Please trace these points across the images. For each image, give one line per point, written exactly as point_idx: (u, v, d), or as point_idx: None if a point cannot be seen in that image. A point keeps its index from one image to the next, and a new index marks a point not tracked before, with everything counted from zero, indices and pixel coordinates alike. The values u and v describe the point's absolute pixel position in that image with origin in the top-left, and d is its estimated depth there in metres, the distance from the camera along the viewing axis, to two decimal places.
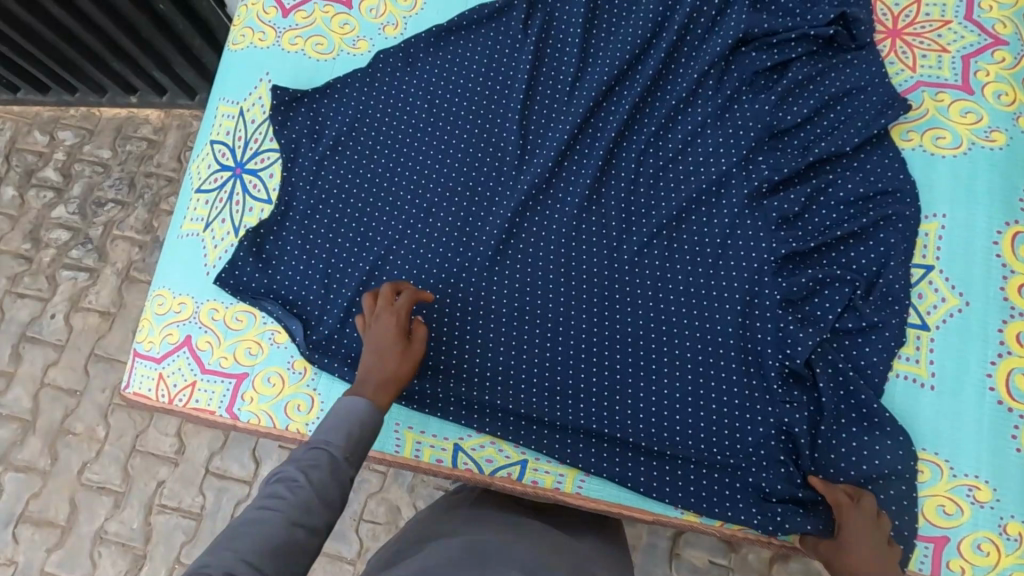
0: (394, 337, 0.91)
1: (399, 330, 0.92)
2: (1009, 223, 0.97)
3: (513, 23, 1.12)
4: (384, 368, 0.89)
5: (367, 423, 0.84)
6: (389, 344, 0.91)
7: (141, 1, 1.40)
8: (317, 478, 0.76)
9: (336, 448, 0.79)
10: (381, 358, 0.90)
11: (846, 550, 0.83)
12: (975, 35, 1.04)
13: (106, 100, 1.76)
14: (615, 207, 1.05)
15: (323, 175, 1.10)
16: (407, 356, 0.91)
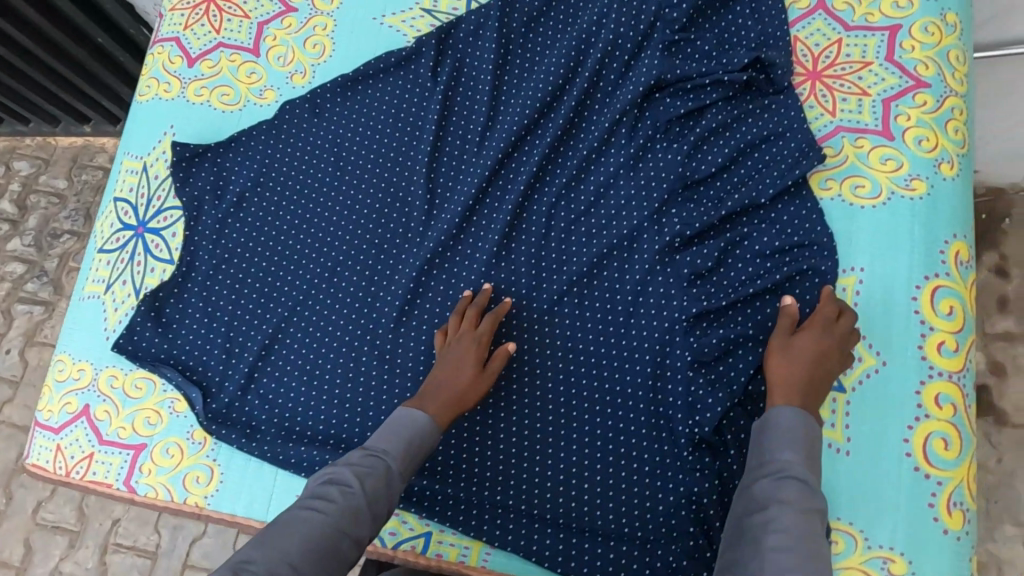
0: (469, 360, 0.93)
1: (478, 351, 0.93)
2: (929, 277, 0.93)
3: (421, 70, 1.08)
4: (452, 388, 0.91)
5: (426, 440, 0.87)
6: (464, 367, 0.93)
7: (78, 34, 1.36)
8: (370, 486, 0.80)
9: (393, 459, 0.84)
10: (452, 377, 0.92)
11: (800, 346, 0.87)
12: (896, 77, 1.00)
13: (60, 129, 1.68)
14: (525, 263, 1.01)
15: (227, 233, 1.06)
16: (478, 383, 0.92)
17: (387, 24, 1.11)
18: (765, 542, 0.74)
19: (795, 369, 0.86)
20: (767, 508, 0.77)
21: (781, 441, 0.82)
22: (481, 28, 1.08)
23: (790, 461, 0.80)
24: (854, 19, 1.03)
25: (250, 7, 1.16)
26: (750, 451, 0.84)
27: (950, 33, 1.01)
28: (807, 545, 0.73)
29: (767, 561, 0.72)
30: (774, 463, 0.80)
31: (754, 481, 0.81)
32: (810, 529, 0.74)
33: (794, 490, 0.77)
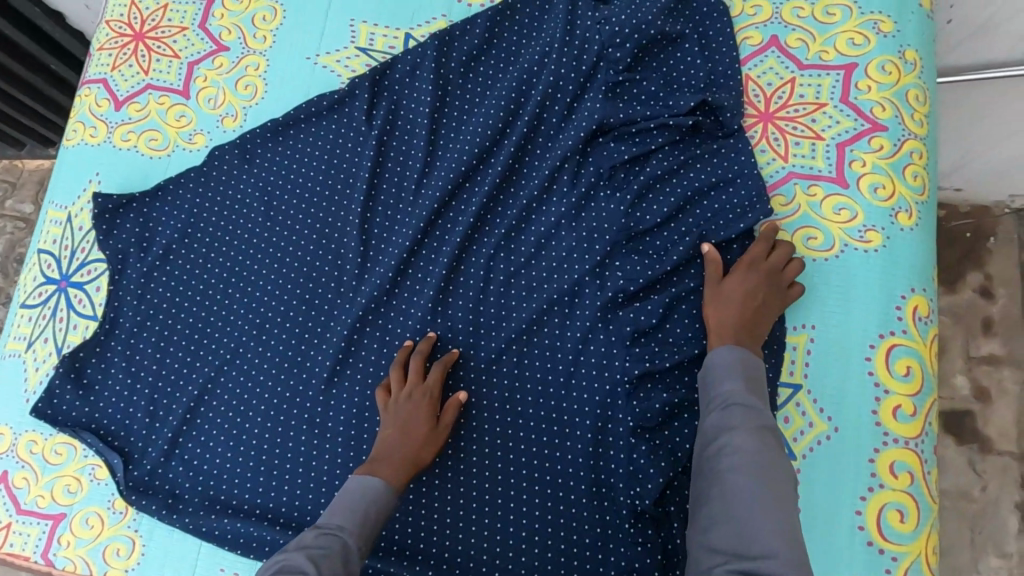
0: (421, 416, 0.89)
1: (430, 405, 0.90)
2: (884, 335, 0.87)
3: (355, 113, 1.03)
4: (405, 449, 0.88)
5: (381, 507, 0.83)
6: (416, 423, 0.89)
7: (34, 62, 1.32)
8: (326, 568, 0.74)
9: (349, 534, 0.79)
10: (405, 436, 0.88)
11: (731, 288, 0.88)
12: (851, 119, 0.94)
13: (25, 152, 1.55)
14: (462, 319, 0.96)
15: (153, 288, 1.01)
16: (432, 439, 0.89)
17: (322, 64, 1.07)
18: (724, 471, 0.75)
19: (725, 311, 0.86)
20: (721, 440, 0.77)
21: (723, 373, 0.82)
22: (417, 68, 1.03)
23: (735, 389, 0.80)
24: (808, 57, 0.98)
25: (180, 46, 1.10)
26: (700, 387, 0.84)
27: (908, 71, 0.96)
28: (761, 462, 0.74)
29: (730, 490, 0.73)
30: (721, 394, 0.80)
31: (707, 416, 0.81)
32: (763, 447, 0.75)
33: (742, 416, 0.77)
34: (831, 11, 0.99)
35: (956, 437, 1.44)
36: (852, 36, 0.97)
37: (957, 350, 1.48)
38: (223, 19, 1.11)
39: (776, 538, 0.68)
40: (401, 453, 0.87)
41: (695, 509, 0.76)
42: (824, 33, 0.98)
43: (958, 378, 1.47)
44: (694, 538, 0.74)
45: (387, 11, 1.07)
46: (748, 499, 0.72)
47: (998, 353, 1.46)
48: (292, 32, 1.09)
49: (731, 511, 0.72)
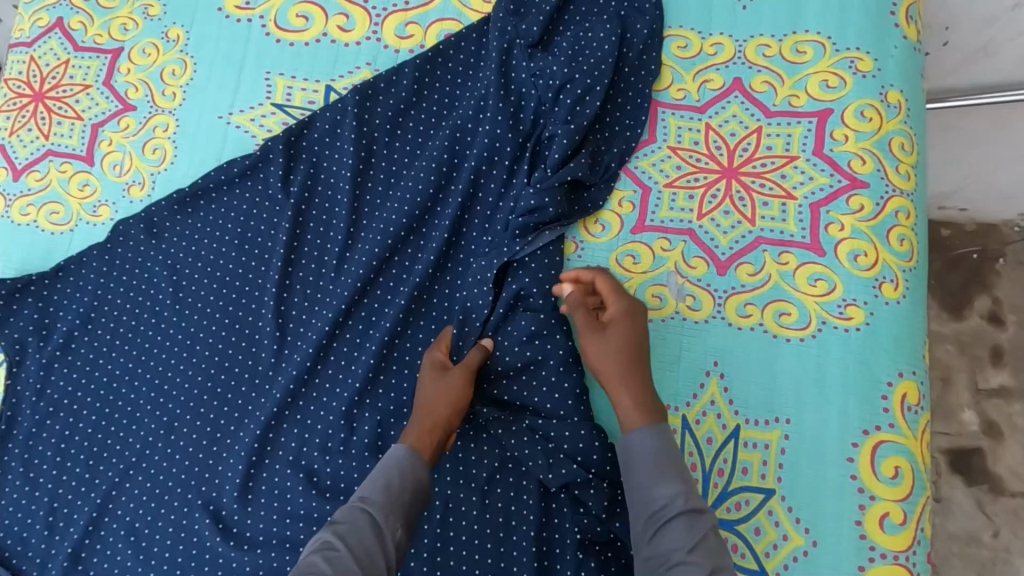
0: (428, 370, 0.79)
1: (442, 354, 0.80)
2: (869, 432, 0.75)
3: (271, 179, 0.92)
4: (418, 407, 0.77)
5: (407, 469, 0.70)
6: (427, 378, 0.79)
7: None
8: (355, 544, 0.63)
9: (374, 504, 0.67)
10: (418, 396, 0.78)
11: (616, 339, 0.75)
12: (827, 175, 0.82)
13: None
14: (389, 412, 0.85)
15: (52, 381, 0.91)
16: (444, 390, 0.77)
17: (235, 124, 0.96)
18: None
19: (614, 369, 0.74)
20: (669, 568, 0.63)
21: (650, 473, 0.69)
22: (338, 126, 0.92)
23: (672, 494, 0.67)
24: (775, 103, 0.86)
25: (83, 106, 1.00)
26: (630, 500, 0.69)
27: (891, 116, 0.84)
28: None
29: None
30: (657, 505, 0.67)
31: (644, 535, 0.67)
32: (715, 563, 0.64)
33: (686, 530, 0.65)
34: (802, 48, 0.87)
35: (965, 478, 1.30)
36: (827, 77, 0.85)
37: (963, 384, 1.35)
38: (129, 75, 1.00)
39: None
40: (414, 412, 0.77)
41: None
42: (794, 74, 0.87)
43: (966, 414, 1.33)
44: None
45: (307, 62, 0.97)
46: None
47: (1009, 386, 1.33)
48: (203, 89, 0.98)
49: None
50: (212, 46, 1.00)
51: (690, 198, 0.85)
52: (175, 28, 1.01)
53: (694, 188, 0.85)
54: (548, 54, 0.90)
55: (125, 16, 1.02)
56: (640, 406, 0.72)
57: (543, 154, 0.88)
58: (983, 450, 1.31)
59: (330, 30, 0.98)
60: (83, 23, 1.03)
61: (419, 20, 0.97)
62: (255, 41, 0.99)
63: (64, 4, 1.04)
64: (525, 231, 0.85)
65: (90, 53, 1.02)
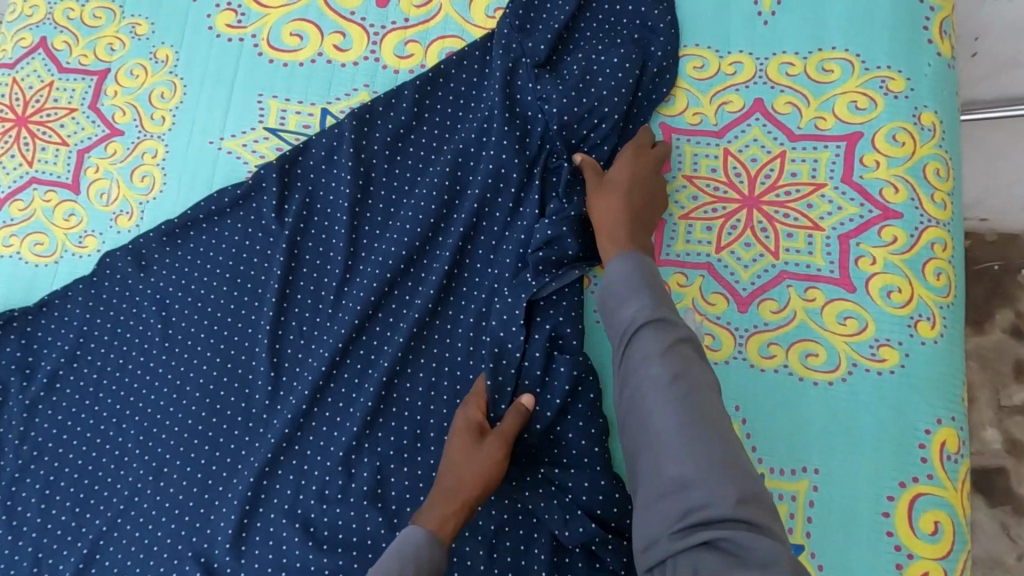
0: (460, 434, 0.73)
1: (477, 415, 0.74)
2: (905, 483, 0.70)
3: (264, 210, 0.87)
4: (445, 479, 0.70)
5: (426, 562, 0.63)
6: (458, 443, 0.72)
7: None
8: None
9: None
10: (447, 464, 0.72)
11: (618, 181, 0.77)
12: (857, 205, 0.77)
13: None
14: (390, 458, 0.80)
15: (36, 424, 0.86)
16: (477, 462, 0.70)
17: (226, 149, 0.92)
18: (648, 410, 0.60)
19: (614, 205, 0.75)
20: (635, 380, 0.62)
21: (623, 295, 0.68)
22: (334, 152, 0.87)
23: (639, 309, 0.65)
24: (800, 125, 0.81)
25: (68, 131, 0.95)
26: (607, 325, 0.69)
27: (926, 139, 0.78)
28: (685, 390, 0.59)
29: (658, 436, 0.58)
30: (627, 323, 0.65)
31: (618, 357, 0.66)
32: (683, 369, 0.60)
33: (653, 339, 0.63)
34: (828, 67, 0.82)
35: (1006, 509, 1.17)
36: (855, 99, 0.80)
37: (983, 397, 1.21)
38: (116, 97, 0.96)
39: (713, 472, 0.54)
40: (441, 484, 0.70)
41: (631, 482, 0.61)
42: (820, 94, 0.81)
43: (987, 431, 1.19)
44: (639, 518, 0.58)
45: (301, 83, 0.92)
46: (678, 439, 0.57)
47: None
48: (193, 112, 0.94)
49: (663, 457, 0.57)
50: (202, 67, 0.95)
51: (708, 230, 0.80)
52: (163, 48, 0.96)
53: (712, 219, 0.80)
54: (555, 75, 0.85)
55: (111, 35, 0.98)
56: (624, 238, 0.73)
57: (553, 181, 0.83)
58: (1007, 469, 1.16)
59: (325, 50, 0.93)
60: (68, 43, 0.98)
61: (419, 38, 0.92)
62: (247, 61, 0.94)
63: (47, 22, 0.99)
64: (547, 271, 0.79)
65: (76, 75, 0.97)
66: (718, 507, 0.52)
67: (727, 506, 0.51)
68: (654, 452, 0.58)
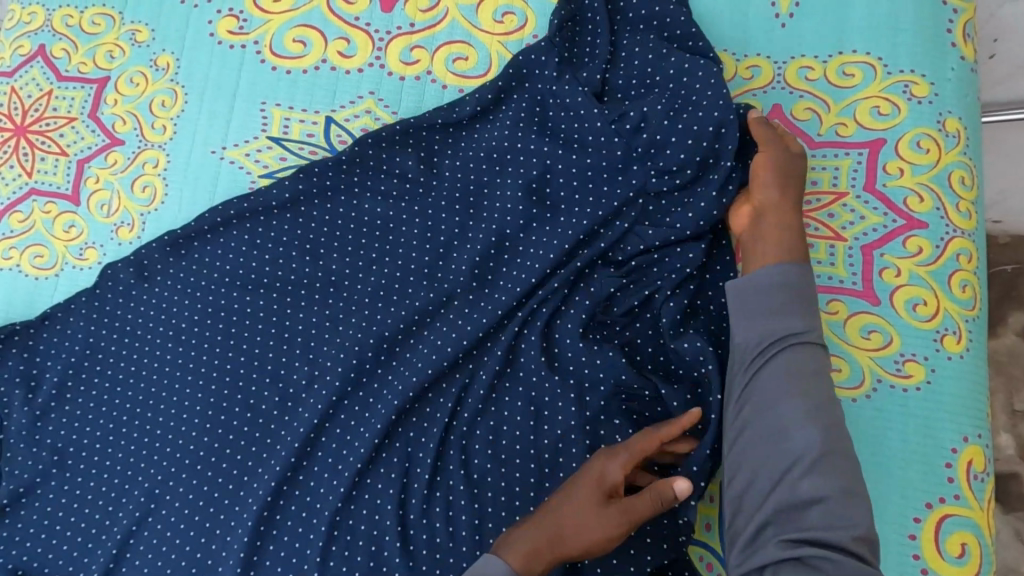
0: (597, 489, 0.65)
1: (620, 479, 0.66)
2: (931, 505, 0.68)
3: (273, 222, 0.85)
4: (554, 525, 0.64)
5: None
6: (590, 494, 0.65)
7: None
8: None
9: None
10: (565, 507, 0.65)
11: (792, 181, 0.73)
12: (880, 214, 0.75)
13: None
14: (404, 473, 0.77)
15: (37, 440, 0.83)
16: (599, 525, 0.63)
17: (229, 159, 0.90)
18: (787, 426, 0.59)
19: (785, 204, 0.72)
20: (782, 391, 0.61)
21: (769, 300, 0.66)
22: (344, 162, 0.85)
23: (805, 328, 0.64)
24: (820, 132, 0.78)
25: (67, 140, 0.93)
26: (744, 326, 0.66)
27: (950, 147, 0.76)
28: (831, 421, 0.59)
29: (794, 453, 0.58)
30: (786, 332, 0.64)
31: (757, 358, 0.64)
32: (829, 398, 0.61)
33: (807, 360, 0.62)
34: (848, 72, 0.79)
35: None
36: (877, 104, 0.78)
37: (994, 399, 1.11)
38: (116, 106, 0.93)
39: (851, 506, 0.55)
40: (548, 525, 0.64)
41: (735, 484, 0.60)
42: (841, 100, 0.79)
43: (1001, 436, 1.10)
44: (740, 522, 0.58)
45: (304, 92, 0.90)
46: (819, 463, 0.57)
47: None
48: (195, 121, 0.92)
49: (796, 474, 0.57)
50: (204, 74, 0.93)
51: None
52: (164, 55, 0.94)
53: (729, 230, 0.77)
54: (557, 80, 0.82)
55: (111, 42, 0.95)
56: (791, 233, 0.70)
57: (582, 203, 0.81)
58: (1022, 475, 1.07)
59: (329, 56, 0.91)
60: (67, 51, 0.96)
61: (425, 44, 0.90)
62: (249, 69, 0.92)
63: (45, 30, 0.97)
64: (617, 320, 0.79)
65: (75, 83, 0.95)
66: (848, 541, 0.52)
67: (856, 543, 0.53)
68: (789, 468, 0.57)
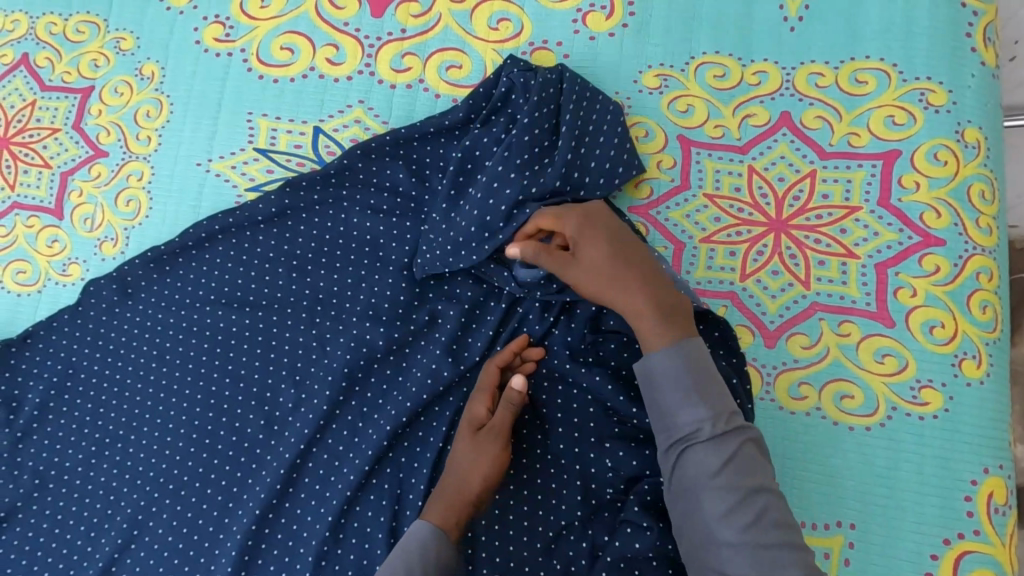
0: (466, 425, 0.72)
1: (480, 405, 0.72)
2: (949, 541, 0.64)
3: (259, 237, 0.82)
4: (452, 473, 0.69)
5: (436, 556, 0.63)
6: (461, 433, 0.71)
7: None
8: None
9: None
10: (452, 455, 0.71)
11: (608, 269, 0.66)
12: (895, 230, 0.71)
13: None
14: (394, 500, 0.74)
15: (18, 462, 0.80)
16: (483, 454, 0.69)
17: (215, 172, 0.87)
18: (710, 526, 0.55)
19: (622, 290, 0.65)
20: (698, 493, 0.56)
21: (667, 397, 0.61)
22: (331, 175, 0.82)
23: (699, 420, 0.58)
24: (831, 142, 0.74)
25: (51, 152, 0.91)
26: (652, 422, 0.62)
27: (969, 158, 0.72)
28: (754, 514, 0.55)
29: (726, 554, 0.54)
30: (682, 431, 0.59)
31: (666, 465, 0.60)
32: (751, 483, 0.56)
33: (716, 454, 0.57)
34: (861, 79, 0.75)
35: None
36: (892, 114, 0.74)
37: (1012, 411, 1.05)
38: (101, 116, 0.91)
39: None
40: (445, 477, 0.70)
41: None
42: (853, 108, 0.75)
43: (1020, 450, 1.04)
44: None
45: (292, 101, 0.87)
46: (754, 564, 0.53)
47: None
48: (180, 132, 0.89)
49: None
50: (190, 86, 0.90)
51: (732, 255, 0.73)
52: (149, 63, 0.91)
53: (736, 244, 0.74)
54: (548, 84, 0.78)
55: (95, 50, 0.93)
56: (635, 317, 0.64)
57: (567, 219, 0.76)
58: None
59: (317, 64, 0.88)
60: (50, 60, 0.93)
61: (417, 51, 0.87)
62: (235, 78, 0.89)
63: (29, 38, 0.94)
64: (609, 337, 0.74)
65: (59, 93, 0.92)
66: None
67: None
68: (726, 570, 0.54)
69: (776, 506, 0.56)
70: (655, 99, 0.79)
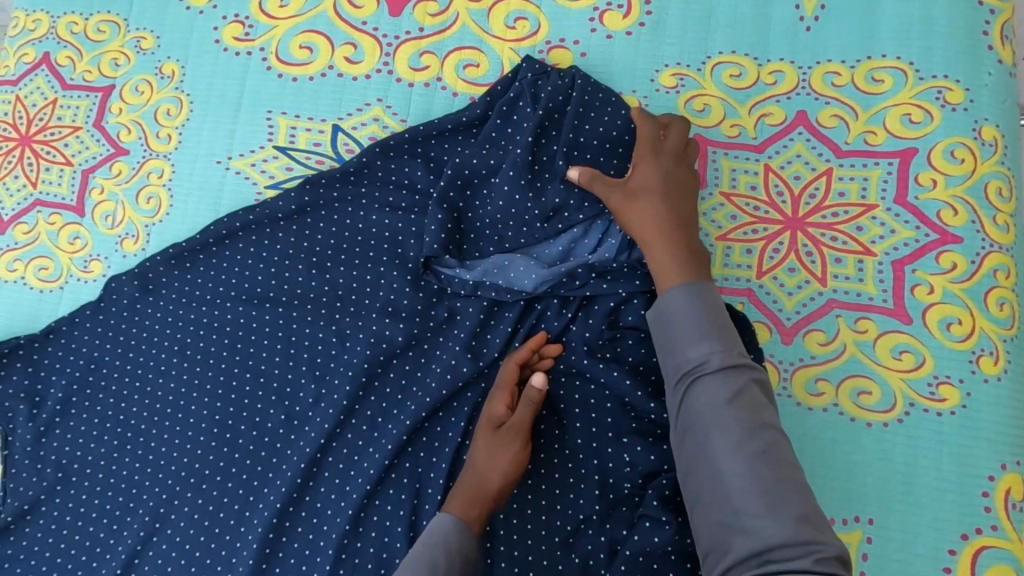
0: (485, 419, 0.72)
1: (498, 401, 0.73)
2: (967, 536, 0.64)
3: (279, 235, 0.83)
4: (473, 467, 0.70)
5: (459, 549, 0.63)
6: (481, 428, 0.72)
7: None
8: None
9: None
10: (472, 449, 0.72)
11: (654, 203, 0.69)
12: (912, 228, 0.72)
13: None
14: (414, 494, 0.75)
15: (41, 456, 0.82)
16: (503, 448, 0.70)
17: (234, 169, 0.88)
18: (718, 457, 0.54)
19: (655, 226, 0.68)
20: (705, 422, 0.56)
21: (680, 326, 0.62)
22: (350, 173, 0.83)
23: (708, 352, 0.59)
24: (848, 140, 0.75)
25: (72, 150, 0.92)
26: (662, 359, 0.63)
27: (986, 156, 0.72)
28: (762, 444, 0.54)
29: (732, 484, 0.53)
30: (691, 364, 0.60)
31: (674, 400, 0.60)
32: (758, 414, 0.56)
33: (725, 385, 0.57)
34: (878, 77, 0.76)
35: None
36: (908, 112, 0.74)
37: None
38: (121, 115, 0.92)
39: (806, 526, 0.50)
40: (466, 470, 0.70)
41: (695, 522, 0.56)
42: (869, 107, 0.75)
43: None
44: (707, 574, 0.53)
45: (310, 100, 0.88)
46: (761, 492, 0.52)
47: None
48: (199, 131, 0.90)
49: (738, 506, 0.52)
50: (209, 85, 0.91)
51: (749, 252, 0.74)
52: (169, 63, 0.92)
53: (753, 241, 0.74)
54: (567, 86, 0.80)
55: (116, 49, 0.94)
56: (662, 255, 0.67)
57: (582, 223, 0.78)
58: None
59: (336, 62, 0.89)
60: (71, 59, 0.94)
61: (434, 50, 0.87)
62: (253, 77, 0.90)
63: (50, 37, 0.95)
64: (626, 333, 0.76)
65: (80, 92, 0.93)
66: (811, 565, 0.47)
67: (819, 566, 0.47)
68: (733, 501, 0.53)
69: (783, 443, 0.56)
70: (671, 98, 0.80)
